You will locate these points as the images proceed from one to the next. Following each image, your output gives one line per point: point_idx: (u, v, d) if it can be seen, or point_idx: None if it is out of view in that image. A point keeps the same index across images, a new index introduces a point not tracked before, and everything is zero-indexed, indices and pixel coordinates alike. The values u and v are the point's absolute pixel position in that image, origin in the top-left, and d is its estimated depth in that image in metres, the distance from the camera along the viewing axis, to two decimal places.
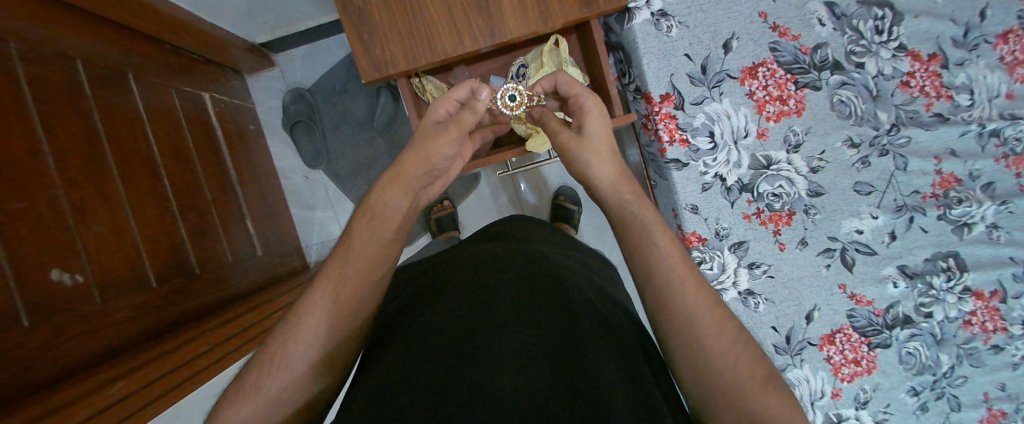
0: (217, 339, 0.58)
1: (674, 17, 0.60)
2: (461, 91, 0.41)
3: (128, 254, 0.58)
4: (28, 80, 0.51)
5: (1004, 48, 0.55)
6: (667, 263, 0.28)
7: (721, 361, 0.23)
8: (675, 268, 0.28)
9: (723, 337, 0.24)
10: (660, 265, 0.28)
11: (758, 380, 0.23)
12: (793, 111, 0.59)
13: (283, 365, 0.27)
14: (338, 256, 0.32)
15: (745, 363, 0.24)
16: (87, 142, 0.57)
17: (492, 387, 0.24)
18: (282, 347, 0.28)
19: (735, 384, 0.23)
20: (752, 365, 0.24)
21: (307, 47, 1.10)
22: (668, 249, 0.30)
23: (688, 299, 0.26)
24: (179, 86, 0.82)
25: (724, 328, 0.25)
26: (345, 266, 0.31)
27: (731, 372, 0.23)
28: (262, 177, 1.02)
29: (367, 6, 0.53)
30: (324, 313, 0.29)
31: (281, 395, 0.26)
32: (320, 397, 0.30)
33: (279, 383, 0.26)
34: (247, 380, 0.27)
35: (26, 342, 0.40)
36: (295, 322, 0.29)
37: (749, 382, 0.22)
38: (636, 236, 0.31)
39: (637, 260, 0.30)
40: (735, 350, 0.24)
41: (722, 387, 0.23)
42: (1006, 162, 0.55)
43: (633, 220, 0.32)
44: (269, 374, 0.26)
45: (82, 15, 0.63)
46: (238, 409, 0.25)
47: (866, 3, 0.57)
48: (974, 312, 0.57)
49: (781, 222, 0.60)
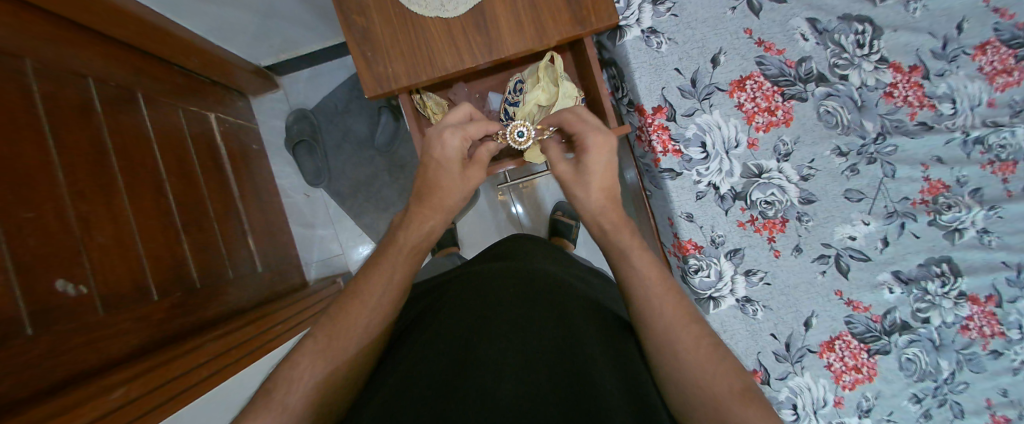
0: (217, 350, 0.60)
1: (664, 34, 0.63)
2: (477, 130, 0.41)
3: (131, 267, 0.59)
4: (43, 96, 0.53)
5: (982, 59, 0.57)
6: (643, 286, 0.31)
7: (699, 376, 0.25)
8: (653, 288, 0.31)
9: (701, 353, 0.26)
10: (641, 287, 0.31)
11: (737, 396, 0.24)
12: (781, 121, 0.61)
13: (309, 375, 0.28)
14: (365, 280, 0.35)
15: (726, 374, 0.25)
16: (95, 156, 0.58)
17: (495, 390, 0.25)
18: (309, 359, 0.29)
19: (714, 396, 0.24)
20: (731, 378, 0.25)
21: (310, 70, 1.13)
22: (646, 270, 0.32)
23: (663, 315, 0.29)
24: (187, 106, 0.85)
25: (700, 342, 0.27)
26: (370, 288, 0.34)
27: (710, 389, 0.24)
28: (262, 194, 1.03)
29: (371, 26, 0.55)
30: (349, 335, 0.31)
31: (305, 408, 0.27)
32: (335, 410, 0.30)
33: (302, 390, 0.27)
34: (270, 393, 0.27)
35: (34, 348, 0.41)
36: (322, 339, 0.31)
37: (728, 395, 0.24)
38: (618, 259, 0.35)
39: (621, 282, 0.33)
40: (714, 364, 0.26)
41: (708, 402, 0.24)
42: (992, 169, 0.57)
43: (618, 246, 0.35)
44: (295, 384, 0.27)
45: (97, 37, 0.66)
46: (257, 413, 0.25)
47: (847, 18, 0.60)
48: (971, 317, 0.57)
49: (776, 229, 0.62)
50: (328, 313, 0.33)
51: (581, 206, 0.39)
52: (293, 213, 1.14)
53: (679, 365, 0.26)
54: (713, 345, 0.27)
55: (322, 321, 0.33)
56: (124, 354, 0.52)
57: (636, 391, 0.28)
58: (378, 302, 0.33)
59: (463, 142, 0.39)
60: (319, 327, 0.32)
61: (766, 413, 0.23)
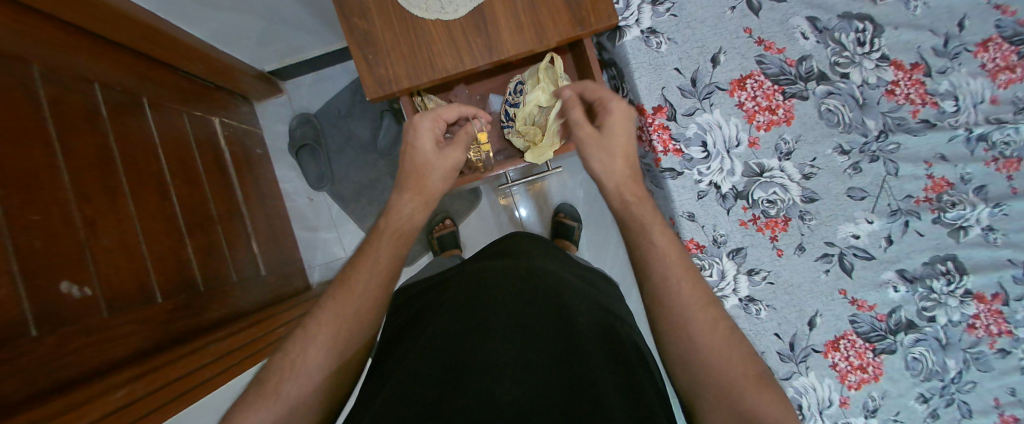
0: (220, 352, 0.60)
1: (663, 34, 0.63)
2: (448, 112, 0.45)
3: (136, 270, 0.59)
4: (50, 101, 0.54)
5: (985, 56, 0.57)
6: (664, 262, 0.30)
7: (712, 358, 0.25)
8: (671, 267, 0.30)
9: (716, 335, 0.26)
10: (659, 263, 0.30)
11: (750, 381, 0.24)
12: (783, 120, 0.61)
13: (302, 368, 0.28)
14: (354, 267, 0.34)
15: (740, 362, 0.25)
16: (101, 159, 0.59)
17: (493, 392, 0.26)
18: (302, 354, 0.29)
19: (728, 380, 0.24)
20: (745, 365, 0.25)
21: (313, 75, 1.13)
22: (664, 248, 0.31)
23: (682, 297, 0.28)
24: (192, 110, 0.86)
25: (717, 325, 0.27)
26: (365, 275, 0.33)
27: (725, 373, 0.25)
28: (265, 198, 1.04)
29: (373, 30, 0.56)
30: (340, 326, 0.30)
31: (301, 401, 0.28)
32: (332, 401, 0.30)
33: (297, 385, 0.27)
34: (266, 382, 0.28)
35: (39, 349, 0.41)
36: (314, 327, 0.30)
37: (742, 380, 0.24)
38: (637, 234, 0.33)
39: (637, 258, 0.32)
40: (727, 351, 0.26)
41: (722, 385, 0.24)
42: (996, 166, 0.56)
43: (636, 224, 0.34)
44: (291, 379, 0.27)
45: (104, 43, 0.67)
46: (254, 408, 0.26)
47: (847, 16, 0.60)
48: (977, 315, 0.56)
49: (778, 228, 0.61)
50: (321, 299, 0.33)
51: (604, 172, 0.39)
52: (296, 216, 1.15)
53: (693, 348, 0.26)
54: (729, 327, 0.27)
55: (317, 307, 0.32)
56: (130, 354, 0.53)
57: (634, 391, 0.28)
58: (366, 287, 0.32)
59: (435, 122, 0.43)
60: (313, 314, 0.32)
61: (777, 402, 0.23)
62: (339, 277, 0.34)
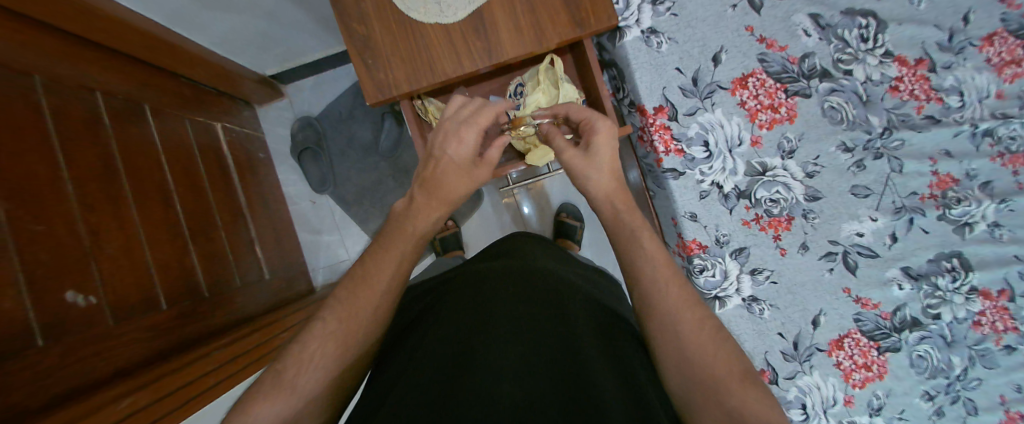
0: (224, 358, 0.60)
1: (663, 34, 0.63)
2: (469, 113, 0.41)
3: (139, 278, 0.60)
4: (51, 112, 0.54)
5: (990, 50, 0.56)
6: (653, 266, 0.31)
7: (698, 357, 0.25)
8: (662, 271, 0.31)
9: (702, 334, 0.26)
10: (648, 269, 0.31)
11: (738, 377, 0.24)
12: (785, 118, 0.60)
13: (316, 359, 0.28)
14: (372, 257, 0.35)
15: (725, 360, 0.25)
16: (103, 167, 0.59)
17: (493, 391, 0.26)
18: (316, 346, 0.29)
19: (713, 379, 0.24)
20: (732, 363, 0.25)
21: (313, 78, 1.13)
22: (654, 256, 0.32)
23: (671, 302, 0.28)
24: (193, 116, 0.86)
25: (705, 326, 0.27)
26: (377, 280, 0.33)
27: (712, 371, 0.24)
28: (269, 203, 1.05)
29: (372, 34, 0.56)
30: (358, 319, 0.31)
31: (314, 391, 0.28)
32: (337, 396, 0.30)
33: (311, 377, 0.27)
34: (282, 371, 0.27)
35: (45, 358, 0.41)
36: (330, 319, 0.30)
37: (730, 378, 0.24)
38: (629, 242, 0.34)
39: (628, 270, 0.33)
40: (714, 346, 0.25)
41: (704, 381, 0.24)
42: (1001, 161, 0.56)
43: (629, 234, 0.34)
44: (306, 369, 0.28)
45: (103, 52, 0.67)
46: (270, 396, 0.26)
47: (850, 13, 0.59)
48: (984, 312, 0.56)
49: (781, 227, 0.61)
50: (337, 291, 0.33)
51: (593, 193, 0.39)
52: (299, 220, 1.15)
53: (677, 345, 0.26)
54: (719, 325, 0.27)
55: (329, 302, 0.32)
56: (135, 362, 0.53)
57: (635, 391, 0.28)
58: (382, 301, 0.33)
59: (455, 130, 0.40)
60: (326, 308, 0.32)
61: (767, 399, 0.23)
62: (352, 272, 0.34)
